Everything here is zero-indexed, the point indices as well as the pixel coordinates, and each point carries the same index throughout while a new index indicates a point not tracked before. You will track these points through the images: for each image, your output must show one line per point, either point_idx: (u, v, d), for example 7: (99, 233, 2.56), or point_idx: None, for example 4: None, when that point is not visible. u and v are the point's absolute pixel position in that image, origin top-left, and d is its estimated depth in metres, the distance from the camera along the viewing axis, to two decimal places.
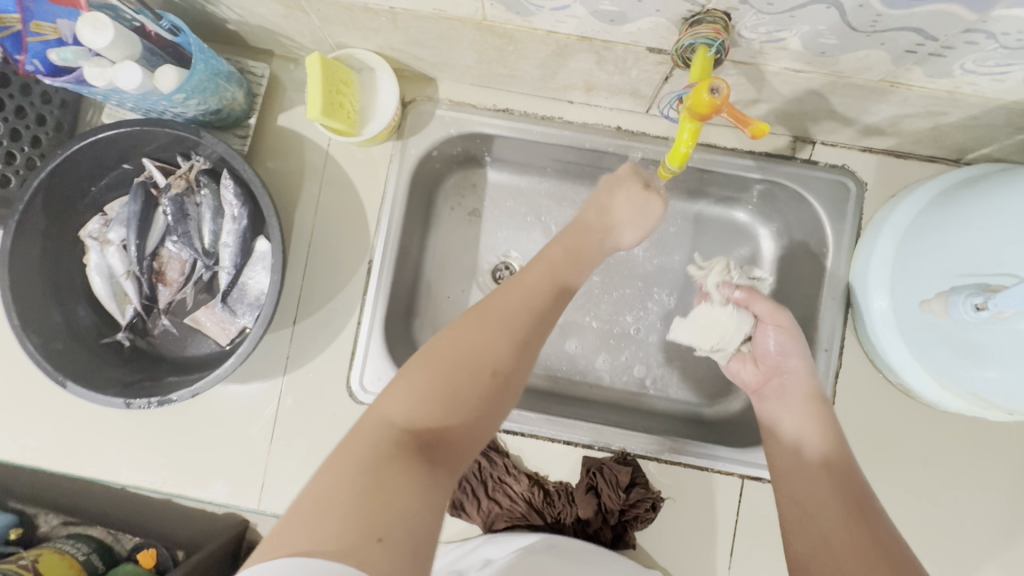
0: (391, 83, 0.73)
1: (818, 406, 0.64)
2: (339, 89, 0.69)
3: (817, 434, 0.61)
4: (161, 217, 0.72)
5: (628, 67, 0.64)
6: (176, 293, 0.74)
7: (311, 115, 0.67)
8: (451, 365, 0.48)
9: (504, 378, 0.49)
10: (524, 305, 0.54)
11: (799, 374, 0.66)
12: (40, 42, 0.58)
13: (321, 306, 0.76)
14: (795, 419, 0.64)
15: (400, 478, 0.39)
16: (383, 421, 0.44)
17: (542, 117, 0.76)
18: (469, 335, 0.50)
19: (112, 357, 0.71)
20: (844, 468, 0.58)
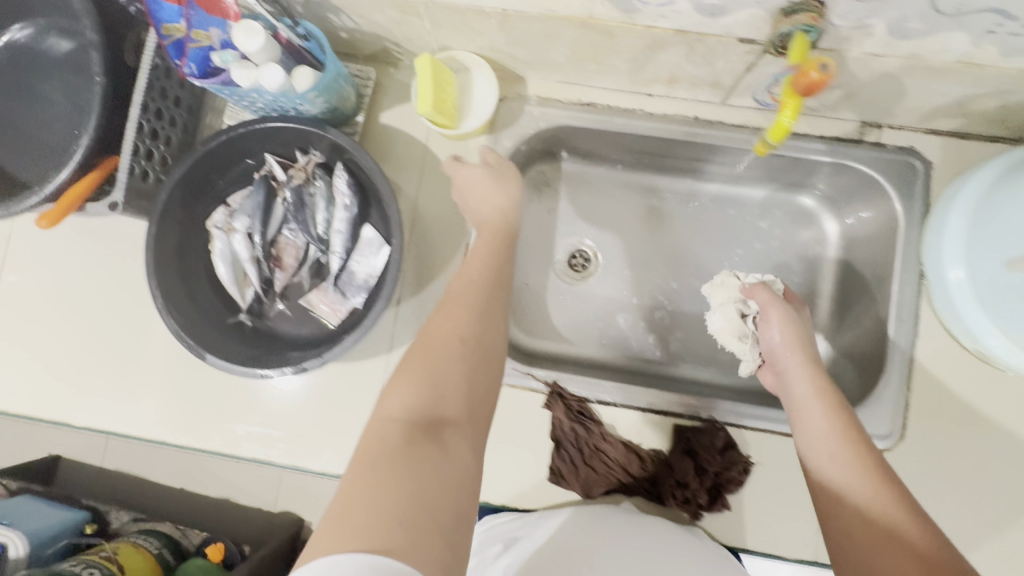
0: (488, 82, 0.79)
1: (834, 401, 0.65)
2: (445, 88, 0.76)
3: (840, 425, 0.63)
4: (280, 207, 0.79)
5: (715, 59, 0.70)
6: (291, 276, 0.81)
7: (421, 111, 0.74)
8: (440, 357, 0.57)
9: (476, 349, 0.59)
10: (475, 291, 0.64)
11: (811, 384, 0.68)
12: (198, 48, 0.66)
13: (423, 288, 0.82)
14: (812, 412, 0.65)
15: (420, 458, 0.48)
16: (384, 418, 0.51)
17: (624, 110, 0.82)
18: (446, 324, 0.60)
19: (236, 335, 0.77)
20: (863, 444, 0.61)
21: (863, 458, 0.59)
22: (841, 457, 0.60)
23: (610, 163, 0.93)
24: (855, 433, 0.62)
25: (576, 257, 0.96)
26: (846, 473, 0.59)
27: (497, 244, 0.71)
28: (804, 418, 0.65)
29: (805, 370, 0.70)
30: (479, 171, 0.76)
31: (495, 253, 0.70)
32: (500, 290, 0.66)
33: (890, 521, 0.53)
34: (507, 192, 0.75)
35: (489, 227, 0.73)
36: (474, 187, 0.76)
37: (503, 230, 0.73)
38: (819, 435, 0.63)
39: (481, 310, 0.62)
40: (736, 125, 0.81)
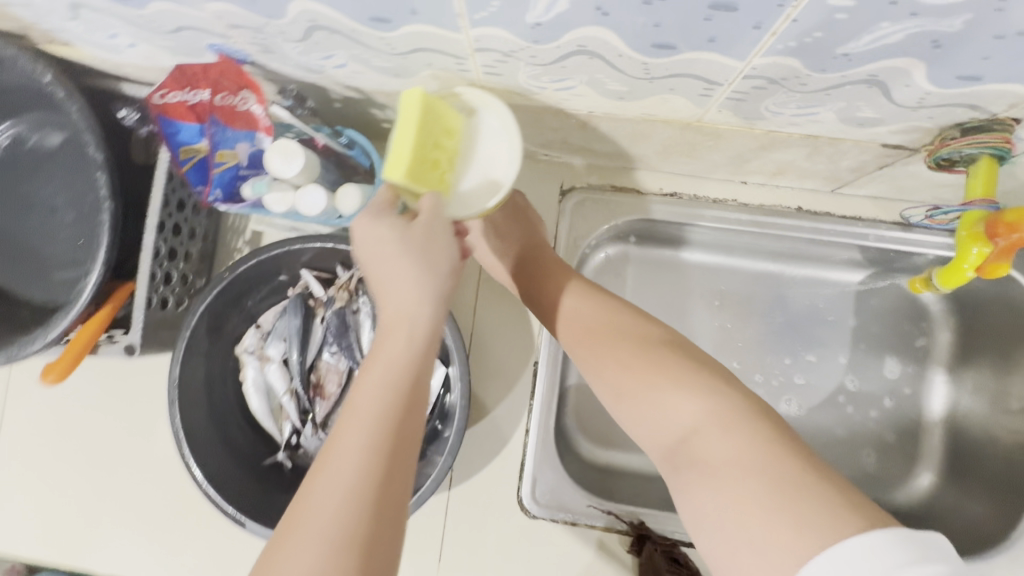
0: (502, 122, 0.48)
1: (653, 355, 0.47)
2: (436, 142, 0.45)
3: (684, 373, 0.45)
4: (318, 329, 0.69)
5: (841, 158, 0.58)
6: (333, 406, 0.70)
7: (390, 174, 0.42)
8: (296, 557, 0.32)
9: (379, 536, 0.34)
10: (348, 479, 0.34)
11: (625, 358, 0.48)
12: (222, 171, 0.56)
13: (486, 414, 0.71)
14: (609, 375, 0.49)
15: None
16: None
17: (713, 200, 0.73)
18: (314, 493, 0.34)
19: (276, 480, 0.67)
20: (693, 389, 0.43)
21: (762, 468, 0.37)
22: (691, 481, 0.40)
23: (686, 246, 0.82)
24: (675, 365, 0.46)
25: None
26: (720, 482, 0.38)
27: (388, 391, 0.37)
28: (658, 410, 0.44)
29: (612, 351, 0.49)
30: (394, 251, 0.43)
31: (376, 408, 0.36)
32: (420, 395, 0.39)
33: (729, 474, 0.38)
34: (438, 281, 0.43)
35: (382, 344, 0.40)
36: (395, 273, 0.43)
37: (409, 361, 0.39)
38: (669, 433, 0.43)
39: (390, 438, 0.36)
40: (852, 215, 0.72)
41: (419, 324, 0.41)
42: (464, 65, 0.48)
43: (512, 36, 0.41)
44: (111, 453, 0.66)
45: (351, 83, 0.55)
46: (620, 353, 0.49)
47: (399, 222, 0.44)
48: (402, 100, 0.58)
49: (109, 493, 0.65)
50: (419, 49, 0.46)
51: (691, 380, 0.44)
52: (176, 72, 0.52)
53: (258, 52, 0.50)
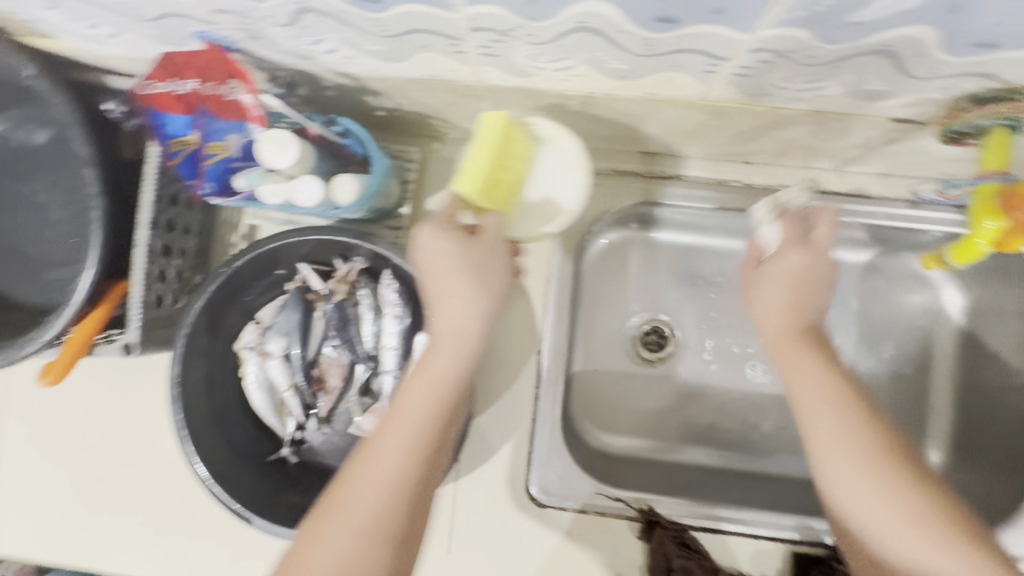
0: (568, 158, 0.56)
1: (857, 414, 0.53)
2: (505, 164, 0.53)
3: (856, 459, 0.51)
4: (319, 322, 0.68)
5: (848, 135, 0.57)
6: (336, 400, 0.69)
7: (462, 187, 0.51)
8: (340, 533, 0.43)
9: (401, 519, 0.45)
10: (392, 472, 0.45)
11: (846, 459, 0.51)
12: (214, 164, 0.54)
13: (491, 403, 0.70)
14: (814, 424, 0.53)
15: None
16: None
17: (717, 182, 0.71)
18: (360, 473, 0.45)
19: (281, 476, 0.67)
20: (898, 490, 0.49)
21: (937, 544, 0.47)
22: (912, 535, 0.48)
23: (690, 230, 0.80)
24: (868, 433, 0.52)
25: (651, 332, 0.82)
26: (914, 547, 0.48)
27: (432, 398, 0.47)
28: (836, 467, 0.52)
29: (830, 402, 0.53)
30: (454, 268, 0.49)
31: (422, 416, 0.47)
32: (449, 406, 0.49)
33: (940, 556, 0.47)
34: (488, 302, 0.50)
35: (431, 352, 0.49)
36: (451, 290, 0.49)
37: (450, 377, 0.48)
38: (869, 502, 0.50)
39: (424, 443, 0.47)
40: (852, 193, 0.72)
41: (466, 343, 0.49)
42: (459, 47, 0.46)
43: (509, 13, 0.40)
44: (114, 454, 0.65)
45: (343, 69, 0.54)
46: (839, 430, 0.52)
47: (464, 240, 0.50)
48: (397, 86, 0.56)
49: (112, 494, 0.65)
50: (413, 30, 0.44)
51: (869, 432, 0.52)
52: (162, 61, 0.50)
53: (245, 38, 0.49)
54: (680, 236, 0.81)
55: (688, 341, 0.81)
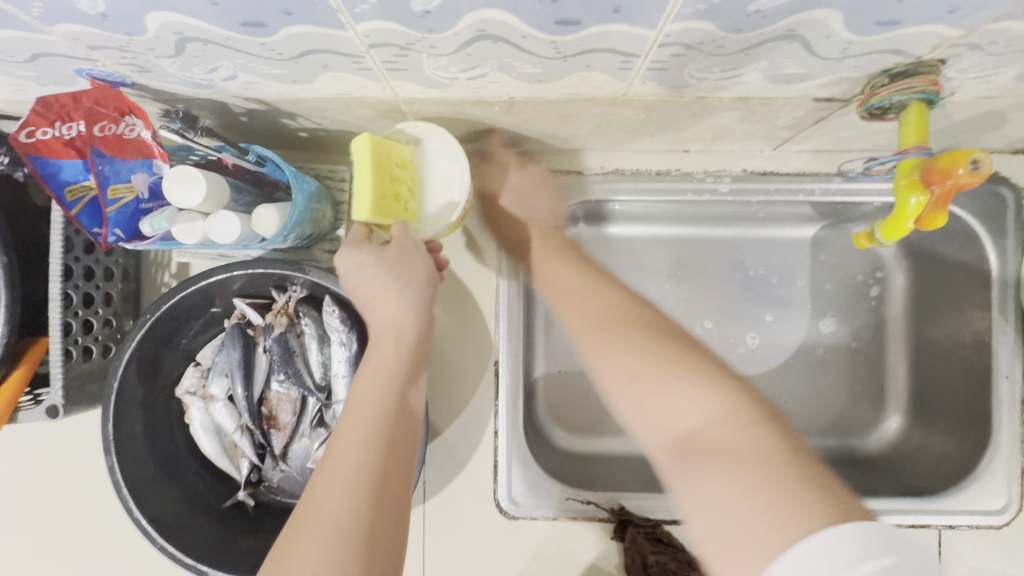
0: (449, 148, 0.59)
1: (651, 362, 0.45)
2: (392, 176, 0.56)
3: (691, 374, 0.43)
4: (262, 358, 0.65)
5: (777, 117, 0.56)
6: (291, 436, 0.67)
7: (358, 213, 0.53)
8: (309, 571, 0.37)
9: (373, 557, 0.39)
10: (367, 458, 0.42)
11: (630, 366, 0.46)
12: (119, 208, 0.51)
13: (452, 419, 0.69)
14: (610, 378, 0.47)
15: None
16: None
17: (656, 171, 0.70)
18: (314, 509, 0.39)
19: (240, 521, 0.64)
20: (697, 393, 0.42)
21: (750, 479, 0.36)
22: (700, 472, 0.39)
23: (640, 222, 0.78)
24: (686, 383, 0.42)
25: None
26: (765, 480, 0.36)
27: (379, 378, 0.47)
28: (641, 416, 0.44)
29: (604, 324, 0.50)
30: (373, 274, 0.52)
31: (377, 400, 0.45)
32: (402, 419, 0.46)
33: (760, 487, 0.36)
34: (420, 294, 0.52)
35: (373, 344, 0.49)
36: (379, 291, 0.51)
37: (399, 359, 0.48)
38: (684, 428, 0.41)
39: (379, 463, 0.42)
40: (798, 171, 0.71)
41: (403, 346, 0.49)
42: (363, 64, 0.44)
43: (404, 28, 0.38)
44: (60, 520, 0.62)
45: (249, 95, 0.51)
46: (617, 339, 0.48)
47: (376, 250, 0.52)
48: (311, 106, 0.54)
49: (63, 562, 0.62)
50: (309, 51, 0.42)
51: (726, 390, 0.42)
52: (37, 106, 0.47)
53: (133, 72, 0.45)
54: (631, 228, 0.79)
55: None
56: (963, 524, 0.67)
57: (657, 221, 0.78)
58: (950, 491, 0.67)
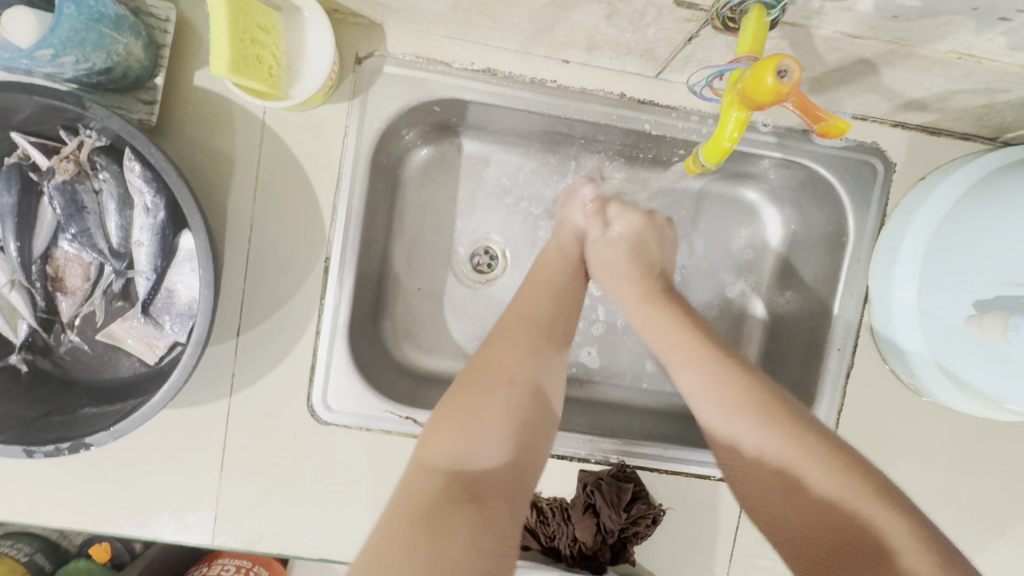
0: (323, 24, 0.57)
1: (717, 370, 0.54)
2: (254, 37, 0.54)
3: (803, 458, 0.48)
4: (48, 210, 0.57)
5: (644, 24, 0.51)
6: (82, 303, 0.60)
7: (214, 69, 0.51)
8: (483, 397, 0.51)
9: (526, 397, 0.52)
10: (534, 324, 0.57)
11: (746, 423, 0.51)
12: None
13: (270, 313, 0.63)
14: (702, 402, 0.53)
15: (455, 525, 0.42)
16: (422, 468, 0.46)
17: (532, 80, 0.64)
18: (497, 360, 0.53)
19: (6, 385, 0.58)
20: (776, 423, 0.50)
21: (833, 468, 0.47)
22: None
23: (521, 141, 0.72)
24: (799, 439, 0.49)
25: (481, 254, 0.75)
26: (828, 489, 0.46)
27: (541, 281, 0.61)
28: (730, 450, 0.52)
29: (686, 366, 0.55)
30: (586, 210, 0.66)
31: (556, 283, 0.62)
32: (554, 312, 0.59)
33: (824, 478, 0.47)
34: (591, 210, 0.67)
35: (543, 259, 0.64)
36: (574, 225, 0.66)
37: (559, 258, 0.64)
38: (752, 463, 0.50)
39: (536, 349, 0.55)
40: (690, 106, 0.65)
41: (559, 268, 0.63)
42: None
43: None
44: None
45: None
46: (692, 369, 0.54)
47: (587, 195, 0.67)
48: None
49: None
50: None
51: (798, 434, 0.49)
52: None
53: None
54: (513, 150, 0.73)
55: (515, 262, 0.75)
56: None
57: (539, 144, 0.72)
58: None
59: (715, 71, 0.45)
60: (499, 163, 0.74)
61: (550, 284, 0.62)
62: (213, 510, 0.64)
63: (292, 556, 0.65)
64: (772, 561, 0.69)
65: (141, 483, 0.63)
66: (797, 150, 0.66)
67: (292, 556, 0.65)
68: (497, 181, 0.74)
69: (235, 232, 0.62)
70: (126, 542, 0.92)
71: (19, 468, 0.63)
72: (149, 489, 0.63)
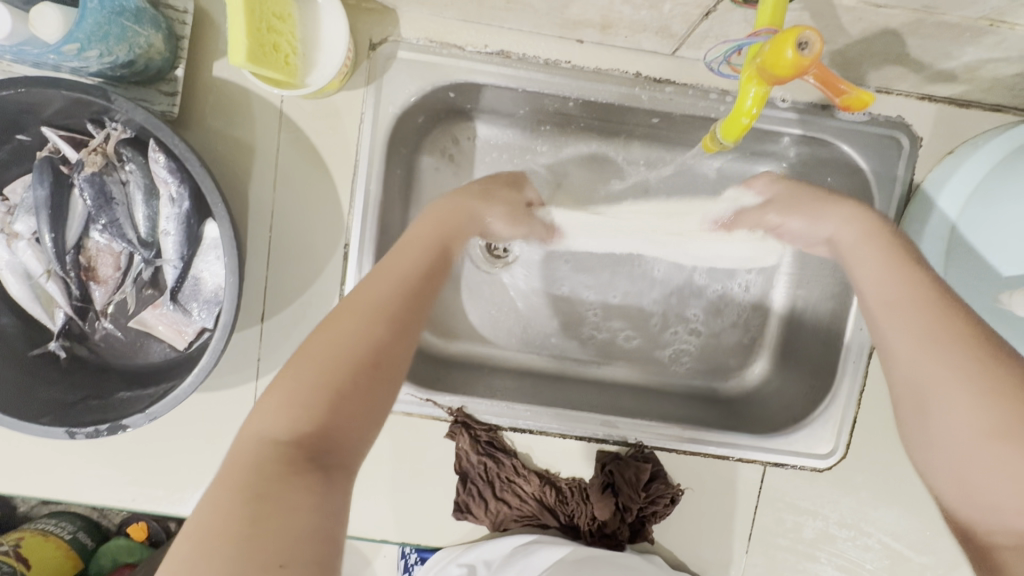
0: (337, 11, 0.58)
1: (946, 332, 0.40)
2: (270, 25, 0.54)
3: (975, 394, 0.37)
4: (79, 202, 0.59)
5: (661, 0, 0.50)
6: (114, 292, 0.63)
7: (233, 58, 0.52)
8: (334, 359, 0.38)
9: (392, 373, 0.40)
10: (404, 282, 0.45)
11: (958, 384, 0.38)
12: None
13: (293, 299, 0.65)
14: (904, 366, 0.41)
15: (279, 506, 0.31)
16: (249, 444, 0.35)
17: (545, 61, 0.63)
18: (350, 319, 0.41)
19: (46, 371, 0.60)
20: (1009, 407, 0.36)
21: None
22: None
23: (535, 124, 0.72)
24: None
25: None
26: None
27: (438, 239, 0.50)
28: (928, 422, 0.39)
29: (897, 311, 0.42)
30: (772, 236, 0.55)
31: (431, 238, 0.50)
32: (433, 278, 0.47)
33: None
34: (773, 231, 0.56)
35: (435, 214, 0.52)
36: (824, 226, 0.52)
37: (452, 228, 0.52)
38: (963, 444, 0.37)
39: (411, 311, 0.43)
40: (708, 83, 0.64)
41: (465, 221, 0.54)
42: None
43: None
44: None
45: None
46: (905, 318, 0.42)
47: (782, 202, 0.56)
48: None
49: None
50: None
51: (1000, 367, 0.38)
52: None
53: None
54: (527, 132, 0.73)
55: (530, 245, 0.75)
56: (789, 463, 0.68)
57: (554, 126, 0.72)
58: (786, 430, 0.68)
59: (734, 46, 0.44)
60: (514, 146, 0.74)
61: (438, 236, 0.50)
62: None
63: None
64: (792, 540, 0.69)
65: (174, 464, 0.66)
66: (818, 126, 0.64)
67: None
68: (511, 164, 0.74)
69: (256, 220, 0.63)
70: (161, 521, 0.96)
71: (61, 450, 0.66)
72: (183, 469, 0.66)
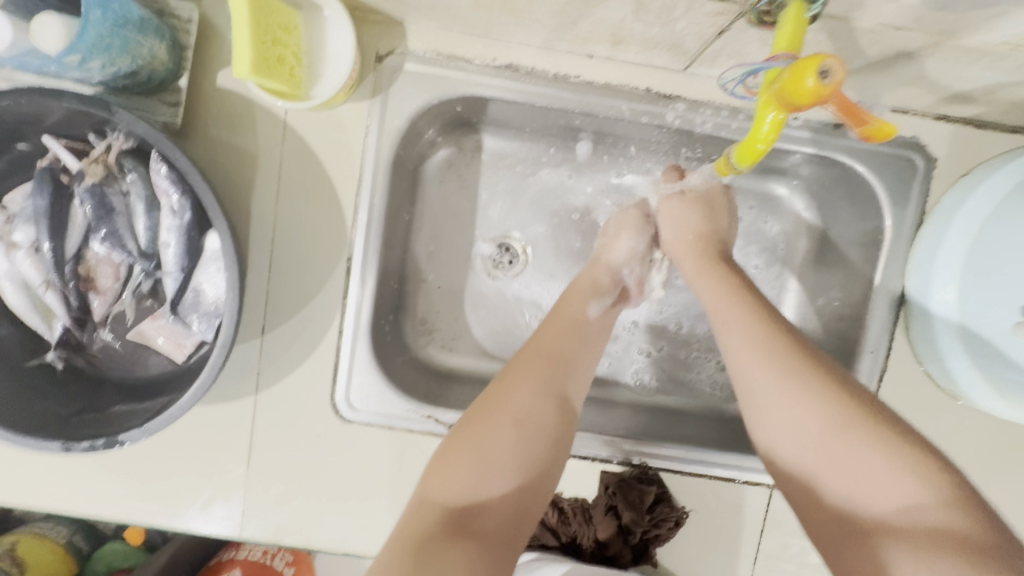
0: (343, 23, 0.57)
1: (802, 377, 0.47)
2: (275, 37, 0.53)
3: (826, 415, 0.45)
4: (79, 211, 0.58)
5: (674, 18, 0.49)
6: (113, 303, 0.62)
7: (237, 71, 0.51)
8: (495, 431, 0.49)
9: (551, 431, 0.51)
10: (547, 358, 0.54)
11: (791, 382, 0.48)
12: None
13: (294, 313, 0.64)
14: (742, 370, 0.51)
15: (446, 560, 0.42)
16: (424, 500, 0.47)
17: (554, 75, 0.62)
18: (510, 394, 0.51)
19: (43, 382, 0.59)
20: (845, 407, 0.45)
21: (909, 472, 0.41)
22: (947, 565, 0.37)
23: (543, 137, 0.71)
24: (845, 402, 0.45)
25: (502, 251, 0.74)
26: (876, 467, 0.42)
27: (568, 330, 0.57)
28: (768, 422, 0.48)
29: (751, 343, 0.51)
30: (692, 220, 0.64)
31: (580, 314, 0.59)
32: (579, 345, 0.57)
33: (893, 468, 0.42)
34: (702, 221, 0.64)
35: (578, 282, 0.63)
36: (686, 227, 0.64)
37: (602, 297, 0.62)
38: (807, 440, 0.46)
39: (556, 384, 0.53)
40: (720, 100, 0.63)
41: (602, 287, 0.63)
42: None
43: None
44: None
45: None
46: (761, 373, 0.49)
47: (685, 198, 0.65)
48: None
49: None
50: None
51: (834, 391, 0.46)
52: None
53: None
54: (535, 145, 0.72)
55: (536, 259, 0.74)
56: None
57: (562, 139, 0.71)
58: None
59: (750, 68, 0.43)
60: (521, 158, 0.73)
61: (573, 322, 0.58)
62: (241, 504, 0.65)
63: (318, 550, 0.66)
64: (798, 565, 0.67)
65: (171, 477, 0.65)
66: (830, 145, 0.63)
67: (318, 550, 0.66)
68: (518, 177, 0.73)
69: (258, 233, 0.62)
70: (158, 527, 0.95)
71: (57, 460, 0.65)
72: (179, 482, 0.65)
